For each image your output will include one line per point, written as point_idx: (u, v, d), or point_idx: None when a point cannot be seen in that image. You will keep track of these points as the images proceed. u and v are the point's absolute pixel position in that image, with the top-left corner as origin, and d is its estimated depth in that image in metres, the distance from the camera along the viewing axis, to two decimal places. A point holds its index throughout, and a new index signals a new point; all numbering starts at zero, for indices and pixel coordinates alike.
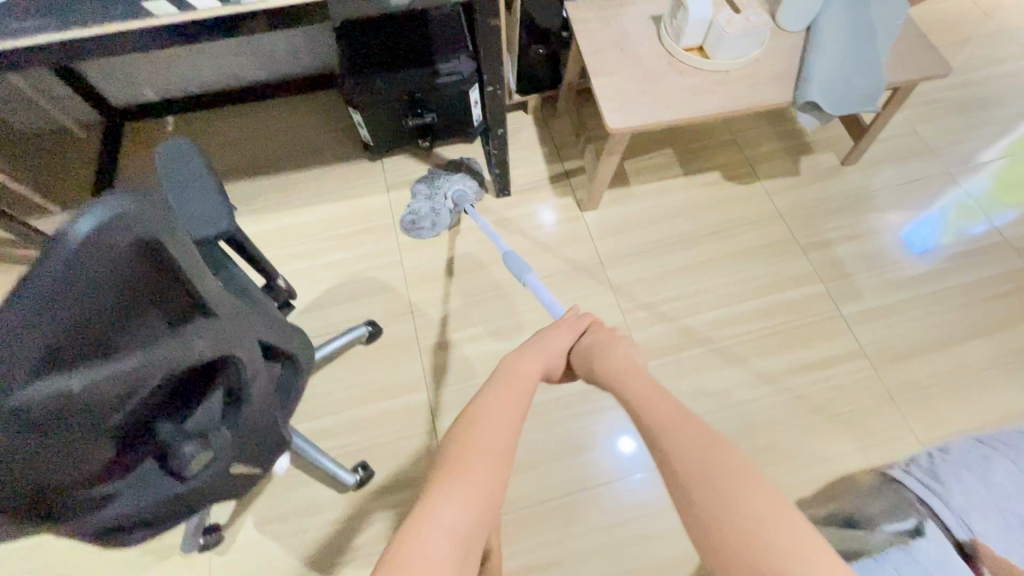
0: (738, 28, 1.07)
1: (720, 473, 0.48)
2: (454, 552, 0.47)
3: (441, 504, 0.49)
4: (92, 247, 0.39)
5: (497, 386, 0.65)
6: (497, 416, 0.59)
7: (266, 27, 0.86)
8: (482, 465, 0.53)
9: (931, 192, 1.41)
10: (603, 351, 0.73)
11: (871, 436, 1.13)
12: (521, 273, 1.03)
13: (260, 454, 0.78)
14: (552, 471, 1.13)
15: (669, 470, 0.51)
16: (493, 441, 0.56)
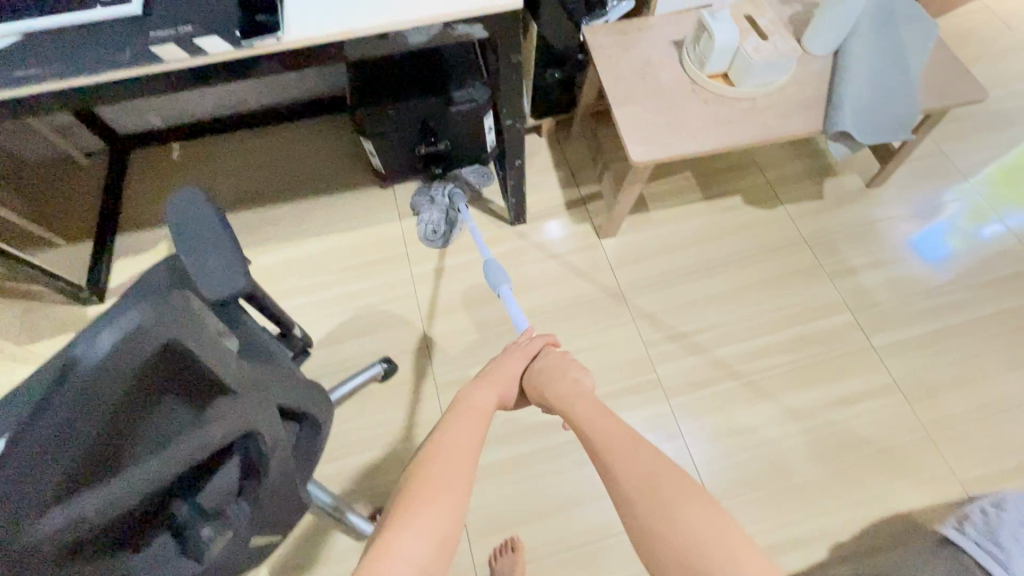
0: (766, 56, 1.03)
1: (664, 493, 0.54)
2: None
3: (405, 536, 0.51)
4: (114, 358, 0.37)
5: (454, 418, 0.67)
6: (458, 449, 0.61)
7: (279, 68, 0.82)
8: (444, 497, 0.55)
9: (938, 195, 1.40)
10: (554, 375, 0.76)
11: (910, 477, 1.08)
12: (498, 285, 1.03)
13: (278, 521, 0.73)
14: (578, 516, 1.09)
15: (620, 496, 0.57)
16: (455, 472, 0.58)
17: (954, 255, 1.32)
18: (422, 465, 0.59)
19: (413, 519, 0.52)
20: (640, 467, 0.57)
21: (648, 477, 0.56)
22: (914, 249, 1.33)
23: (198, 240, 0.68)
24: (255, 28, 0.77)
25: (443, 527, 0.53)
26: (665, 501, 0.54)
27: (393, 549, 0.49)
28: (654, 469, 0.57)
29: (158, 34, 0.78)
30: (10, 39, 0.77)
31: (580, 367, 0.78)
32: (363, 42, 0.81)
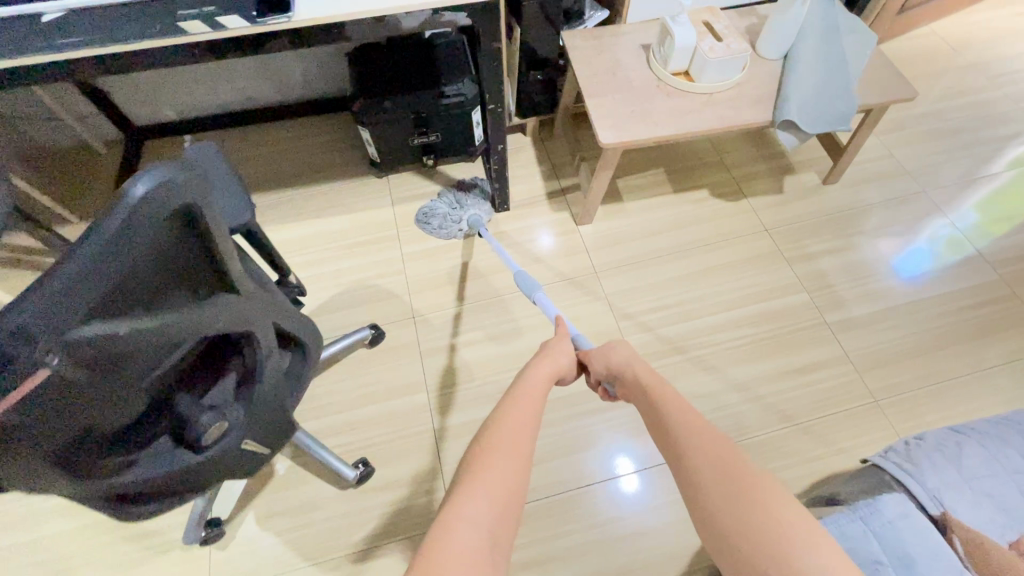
0: (720, 54, 1.17)
1: (730, 480, 0.51)
2: (485, 543, 0.48)
3: (469, 498, 0.51)
4: (146, 209, 0.43)
5: (514, 387, 0.66)
6: (516, 417, 0.60)
7: (288, 45, 0.95)
8: (506, 467, 0.54)
9: (919, 225, 1.46)
10: (602, 348, 0.74)
11: (858, 437, 1.16)
12: (531, 292, 1.03)
13: (270, 433, 0.81)
14: (548, 469, 1.15)
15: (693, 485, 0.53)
16: (518, 439, 0.57)
17: (928, 272, 1.38)
18: (486, 433, 0.58)
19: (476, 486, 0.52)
20: (712, 457, 0.53)
21: (716, 466, 0.52)
22: (891, 265, 1.40)
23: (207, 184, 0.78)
24: (270, 9, 0.90)
25: (499, 483, 0.52)
26: (735, 496, 0.50)
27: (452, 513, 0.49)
28: (723, 458, 0.52)
29: (184, 13, 0.91)
30: (58, 14, 0.90)
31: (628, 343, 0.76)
32: (363, 25, 0.94)
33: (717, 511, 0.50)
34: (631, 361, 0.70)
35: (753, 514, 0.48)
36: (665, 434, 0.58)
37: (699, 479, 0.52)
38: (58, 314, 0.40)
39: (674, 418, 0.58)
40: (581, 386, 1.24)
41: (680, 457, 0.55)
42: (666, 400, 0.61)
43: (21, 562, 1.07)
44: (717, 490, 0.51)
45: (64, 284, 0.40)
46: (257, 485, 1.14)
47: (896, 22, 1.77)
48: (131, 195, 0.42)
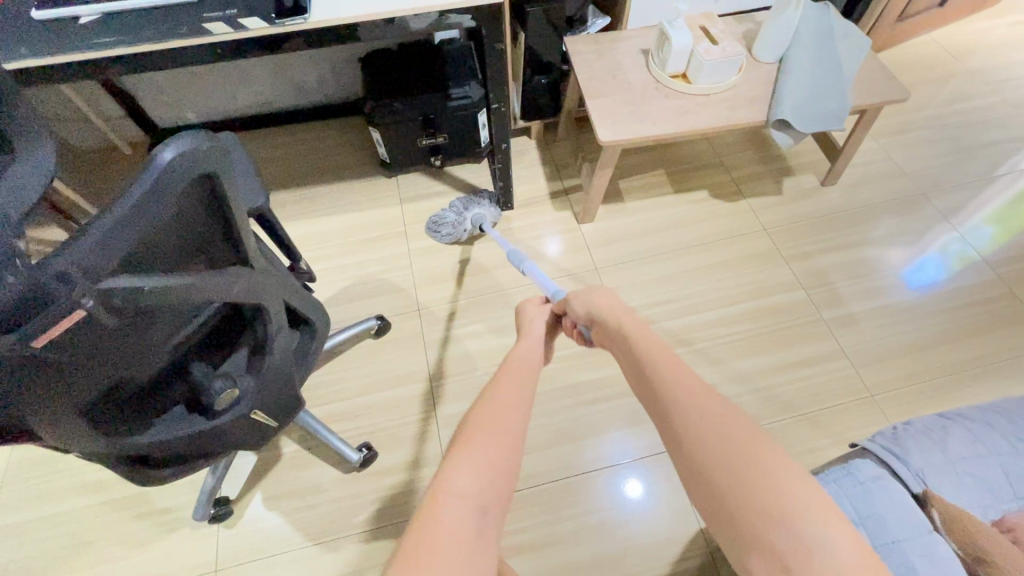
0: (715, 56, 1.21)
1: (732, 445, 0.50)
2: (474, 512, 0.49)
3: (459, 470, 0.52)
4: (174, 172, 0.48)
5: (504, 366, 0.69)
6: (507, 394, 0.62)
7: (303, 45, 1.01)
8: (495, 436, 0.55)
9: (931, 238, 1.46)
10: (585, 293, 0.79)
11: (854, 430, 1.17)
12: (520, 263, 1.10)
13: (278, 406, 0.85)
14: (547, 456, 1.17)
15: (694, 453, 0.51)
16: (507, 413, 0.59)
17: (936, 280, 1.39)
18: (479, 407, 0.60)
19: (464, 460, 0.53)
20: (709, 418, 0.52)
21: (713, 427, 0.52)
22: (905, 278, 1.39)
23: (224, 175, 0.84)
24: (287, 11, 0.96)
25: (491, 457, 0.53)
26: (733, 457, 0.49)
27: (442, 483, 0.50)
28: (719, 417, 0.52)
29: (209, 15, 0.97)
30: (94, 17, 0.98)
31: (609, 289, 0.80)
32: (374, 26, 1.00)
33: (715, 474, 0.49)
34: (614, 312, 0.74)
35: (756, 476, 0.47)
36: (659, 395, 0.57)
37: (695, 440, 0.52)
38: (95, 263, 0.45)
39: (668, 378, 0.58)
40: (580, 377, 1.27)
41: (674, 418, 0.54)
42: (656, 362, 0.61)
43: (39, 535, 1.12)
44: (716, 451, 0.50)
45: (100, 236, 0.45)
46: (265, 467, 1.18)
47: (895, 30, 1.80)
48: (162, 159, 0.47)
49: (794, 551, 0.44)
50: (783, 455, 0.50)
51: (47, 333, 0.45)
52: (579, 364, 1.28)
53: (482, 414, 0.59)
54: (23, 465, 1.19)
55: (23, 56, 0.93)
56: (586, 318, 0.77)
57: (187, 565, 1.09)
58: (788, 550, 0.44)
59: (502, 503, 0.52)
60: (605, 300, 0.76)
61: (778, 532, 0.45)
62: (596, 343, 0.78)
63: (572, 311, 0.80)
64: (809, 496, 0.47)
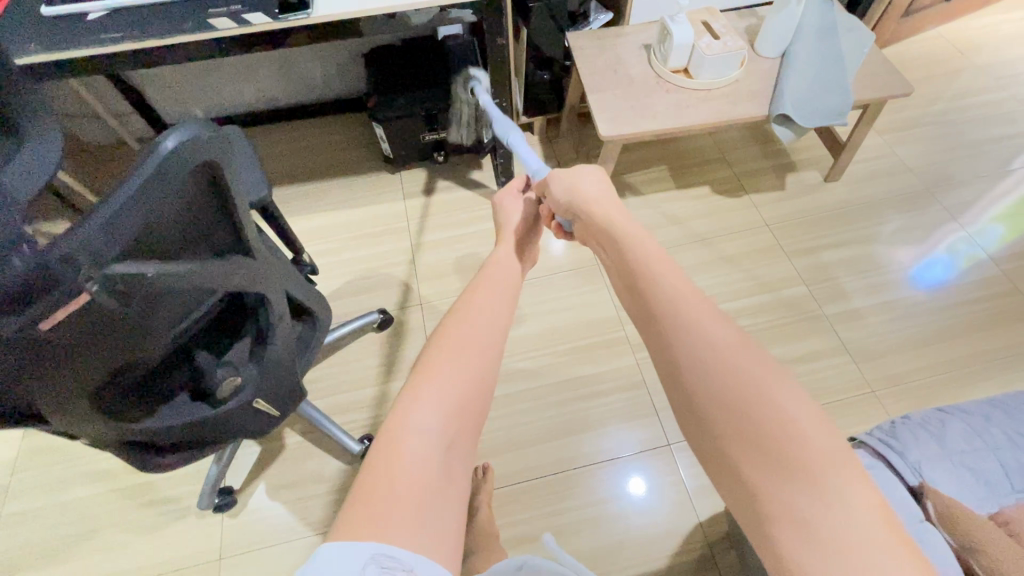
0: (716, 51, 1.21)
1: (735, 384, 0.49)
2: (434, 448, 0.52)
3: (415, 409, 0.54)
4: (176, 160, 0.49)
5: (476, 284, 0.73)
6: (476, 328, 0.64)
7: (306, 40, 1.02)
8: (455, 364, 0.59)
9: (939, 236, 1.45)
10: (570, 182, 0.84)
11: (856, 425, 1.17)
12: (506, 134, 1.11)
13: (280, 397, 0.86)
14: (547, 449, 1.18)
15: (697, 394, 0.50)
16: (476, 342, 0.61)
17: (945, 278, 1.37)
18: (445, 336, 0.62)
19: (422, 395, 0.55)
20: (715, 347, 0.52)
21: (716, 355, 0.51)
22: (925, 279, 1.37)
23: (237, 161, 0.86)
24: (290, 6, 0.97)
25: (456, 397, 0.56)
26: (736, 389, 0.48)
27: (406, 423, 0.52)
28: (723, 347, 0.51)
29: (214, 10, 0.99)
30: (102, 13, 1.00)
31: (598, 178, 0.85)
32: (375, 21, 1.00)
33: (712, 407, 0.49)
34: (599, 206, 0.78)
35: (761, 412, 0.46)
36: (662, 321, 0.56)
37: (692, 365, 0.52)
38: (99, 246, 0.46)
39: (668, 294, 0.58)
40: (580, 371, 1.28)
41: (673, 344, 0.54)
42: (654, 279, 0.61)
43: (48, 523, 1.14)
44: (716, 382, 0.50)
45: (103, 222, 0.46)
46: (268, 457, 1.20)
47: (901, 25, 1.78)
48: (166, 145, 0.49)
49: (807, 497, 0.42)
50: (796, 392, 0.48)
51: (52, 314, 0.47)
52: (580, 358, 1.29)
53: (450, 339, 0.61)
54: (33, 453, 1.21)
55: (33, 52, 0.95)
56: (570, 209, 0.83)
57: (191, 552, 1.11)
58: (802, 499, 0.43)
59: (467, 443, 0.57)
60: (591, 194, 0.81)
61: (784, 480, 0.44)
62: (579, 235, 0.85)
63: (555, 199, 0.86)
64: (823, 436, 0.45)
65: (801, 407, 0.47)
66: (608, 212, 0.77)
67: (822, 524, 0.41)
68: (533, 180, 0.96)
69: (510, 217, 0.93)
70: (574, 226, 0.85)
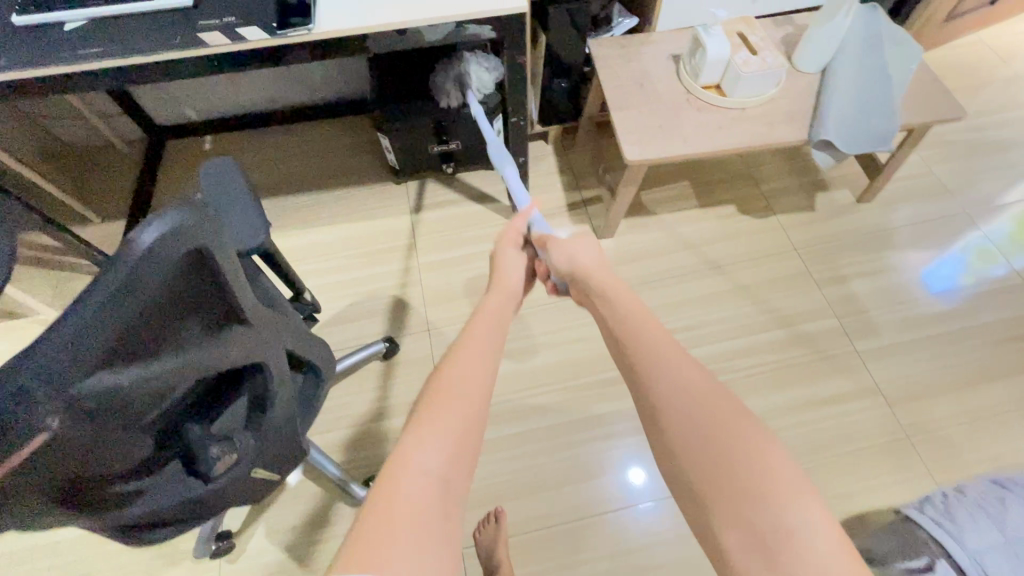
0: (755, 68, 1.11)
1: (711, 431, 0.56)
2: (436, 488, 0.54)
3: (420, 448, 0.56)
4: (153, 257, 0.41)
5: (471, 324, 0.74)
6: (471, 371, 0.64)
7: (306, 57, 0.92)
8: (458, 403, 0.60)
9: (952, 234, 1.41)
10: (570, 252, 0.87)
11: (888, 475, 1.11)
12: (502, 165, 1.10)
13: (280, 460, 0.80)
14: (562, 495, 1.12)
15: (678, 440, 0.57)
16: (468, 390, 0.62)
17: (962, 285, 1.34)
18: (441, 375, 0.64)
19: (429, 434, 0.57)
20: (693, 398, 0.59)
21: (691, 399, 0.59)
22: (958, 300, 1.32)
23: (226, 198, 0.78)
24: (289, 21, 0.87)
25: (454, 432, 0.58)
26: (715, 437, 0.55)
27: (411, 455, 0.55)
28: (701, 393, 0.59)
29: (205, 23, 0.89)
30: (80, 23, 0.89)
31: (594, 248, 0.88)
32: (383, 37, 0.91)
33: (697, 456, 0.55)
34: (597, 273, 0.83)
35: (742, 459, 0.53)
36: (644, 374, 0.64)
37: (676, 412, 0.59)
38: (63, 369, 0.39)
39: (649, 351, 0.66)
40: (597, 409, 1.21)
41: (655, 397, 0.61)
42: (644, 344, 0.67)
43: (38, 566, 1.09)
44: (696, 424, 0.57)
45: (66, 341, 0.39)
46: (267, 498, 1.14)
47: (942, 30, 1.66)
48: (141, 242, 0.40)
49: (774, 527, 0.49)
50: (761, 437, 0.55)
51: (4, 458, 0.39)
52: (597, 394, 1.23)
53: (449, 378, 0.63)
54: None
55: (2, 68, 0.85)
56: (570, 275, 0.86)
57: None
58: (766, 528, 0.49)
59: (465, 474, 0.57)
60: (587, 259, 0.85)
61: (749, 507, 0.51)
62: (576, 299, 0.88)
63: (556, 265, 0.88)
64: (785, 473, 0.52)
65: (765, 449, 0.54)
66: (604, 281, 0.81)
67: (785, 552, 0.47)
68: (533, 229, 0.97)
69: (510, 270, 0.88)
70: (572, 291, 0.88)
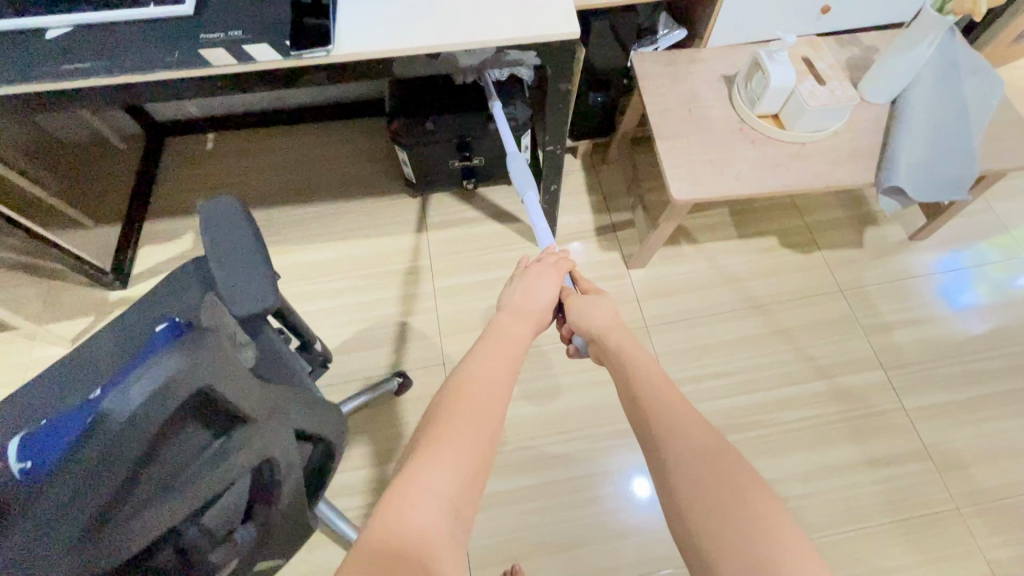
0: (822, 101, 0.99)
1: (718, 485, 0.52)
2: (441, 517, 0.49)
3: (426, 472, 0.51)
4: (142, 415, 0.36)
5: (483, 342, 0.70)
6: (485, 406, 0.59)
7: (323, 80, 0.81)
8: (473, 428, 0.56)
9: (974, 246, 1.35)
10: (582, 308, 0.80)
11: (934, 549, 1.04)
12: (523, 191, 1.01)
13: (287, 543, 0.72)
14: (584, 557, 1.05)
15: (681, 495, 0.53)
16: (480, 415, 0.58)
17: (981, 301, 1.28)
18: (451, 400, 0.59)
19: (437, 456, 0.53)
20: (700, 454, 0.55)
21: (696, 454, 0.55)
22: (1014, 349, 1.23)
23: (228, 252, 0.68)
24: (306, 38, 0.76)
25: (463, 462, 0.53)
26: (722, 494, 0.51)
27: (417, 488, 0.50)
28: (709, 451, 0.55)
29: (208, 36, 0.77)
30: (65, 30, 0.78)
31: (610, 304, 0.80)
32: (413, 60, 0.80)
33: (699, 506, 0.51)
34: (612, 332, 0.76)
35: (747, 518, 0.48)
36: (652, 421, 0.60)
37: (680, 465, 0.55)
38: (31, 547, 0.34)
39: (660, 399, 0.62)
40: (623, 461, 1.14)
41: (663, 444, 0.57)
42: (655, 394, 0.63)
43: None
44: (702, 480, 0.53)
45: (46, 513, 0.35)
46: None
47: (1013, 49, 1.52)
48: (130, 397, 0.35)
49: None
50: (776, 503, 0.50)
51: None
52: (623, 444, 1.15)
53: (463, 399, 0.59)
54: None
55: None
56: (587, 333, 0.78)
57: None
58: None
59: (472, 505, 0.53)
60: (600, 319, 0.78)
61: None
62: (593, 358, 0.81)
63: (577, 324, 0.80)
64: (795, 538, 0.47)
65: (777, 512, 0.49)
66: (621, 339, 0.74)
67: None
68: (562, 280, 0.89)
69: (540, 289, 0.81)
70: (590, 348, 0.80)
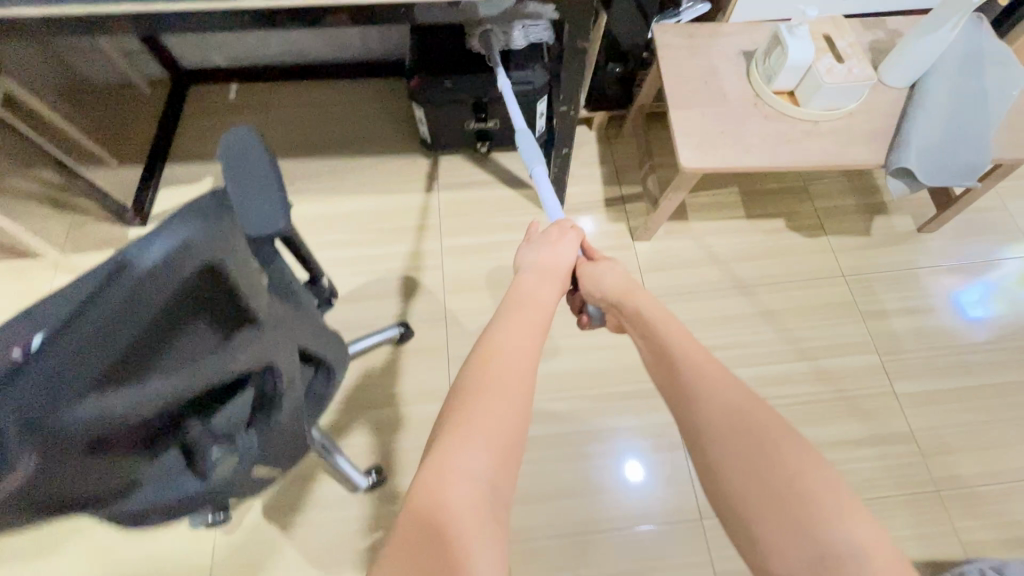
0: (838, 79, 1.00)
1: (746, 446, 0.56)
2: (482, 489, 0.53)
3: (463, 447, 0.55)
4: (156, 275, 0.36)
5: (507, 308, 0.73)
6: (515, 369, 0.62)
7: (345, 22, 0.84)
8: (506, 400, 0.59)
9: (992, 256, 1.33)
10: (595, 279, 0.83)
11: (910, 526, 1.07)
12: (530, 162, 1.03)
13: (284, 456, 0.76)
14: (568, 508, 1.09)
15: (716, 458, 0.57)
16: (516, 384, 0.61)
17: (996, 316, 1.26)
18: (479, 370, 0.62)
19: (474, 430, 0.56)
20: (729, 409, 0.59)
21: (725, 413, 0.59)
22: (1013, 344, 1.23)
23: (242, 172, 0.71)
24: None
25: (497, 435, 0.57)
26: (752, 453, 0.55)
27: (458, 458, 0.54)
28: (737, 410, 0.58)
29: None
30: None
31: (619, 270, 0.83)
32: (432, 7, 0.82)
33: (732, 467, 0.55)
34: (628, 296, 0.78)
35: (776, 474, 0.53)
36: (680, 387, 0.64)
37: (712, 434, 0.58)
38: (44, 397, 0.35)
39: (688, 361, 0.65)
40: (613, 421, 1.17)
41: (694, 407, 0.61)
42: (680, 359, 0.66)
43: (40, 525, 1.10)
44: (732, 440, 0.57)
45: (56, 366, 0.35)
46: None
47: None
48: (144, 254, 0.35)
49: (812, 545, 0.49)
50: (803, 449, 0.55)
51: None
52: (614, 407, 1.18)
53: (495, 370, 0.62)
54: None
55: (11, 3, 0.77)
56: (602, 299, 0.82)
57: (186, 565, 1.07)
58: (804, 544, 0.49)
59: (512, 479, 0.56)
60: (612, 284, 0.81)
61: (789, 533, 0.50)
62: (611, 323, 0.84)
63: (591, 293, 0.83)
64: (821, 486, 0.52)
65: (804, 461, 0.54)
66: (639, 303, 0.76)
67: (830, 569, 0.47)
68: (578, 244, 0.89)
69: (557, 257, 0.83)
70: (608, 316, 0.83)
